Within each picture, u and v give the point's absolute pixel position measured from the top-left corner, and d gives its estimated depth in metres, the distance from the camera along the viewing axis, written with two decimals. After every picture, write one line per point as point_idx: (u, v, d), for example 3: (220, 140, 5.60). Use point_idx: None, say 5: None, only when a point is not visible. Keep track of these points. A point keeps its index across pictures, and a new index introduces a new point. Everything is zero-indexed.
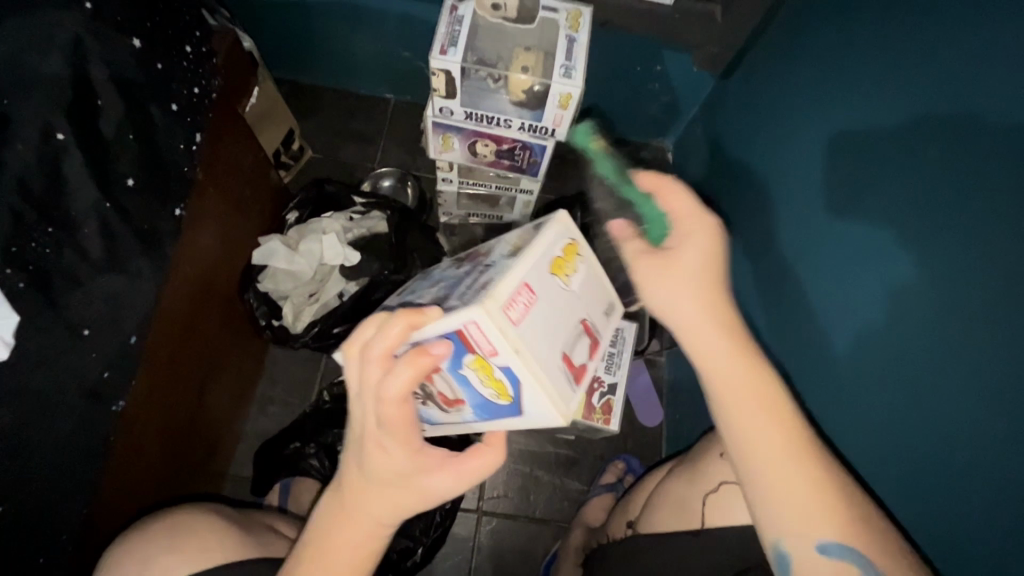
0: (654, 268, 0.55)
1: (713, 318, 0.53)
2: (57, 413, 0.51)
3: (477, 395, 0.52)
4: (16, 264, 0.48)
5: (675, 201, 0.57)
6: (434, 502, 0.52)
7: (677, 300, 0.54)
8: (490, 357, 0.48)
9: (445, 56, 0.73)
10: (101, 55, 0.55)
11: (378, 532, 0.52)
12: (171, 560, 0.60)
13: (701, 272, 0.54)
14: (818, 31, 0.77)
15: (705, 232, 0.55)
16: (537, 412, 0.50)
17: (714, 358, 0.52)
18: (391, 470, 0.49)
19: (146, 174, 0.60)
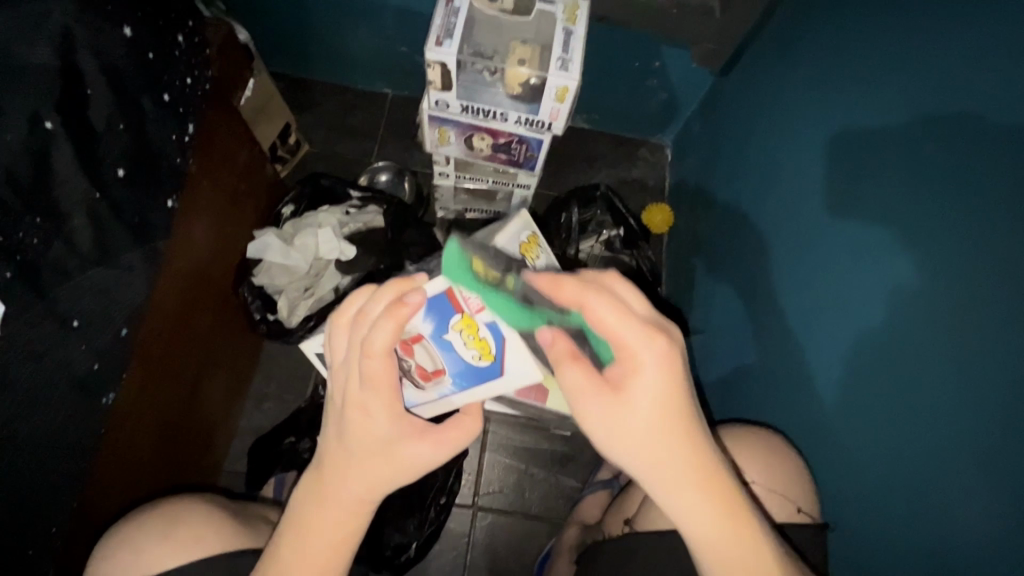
0: (613, 413, 0.47)
1: (686, 463, 0.48)
2: (46, 405, 0.51)
3: (460, 359, 0.60)
4: (4, 256, 0.47)
5: (604, 323, 0.47)
6: (415, 476, 0.53)
7: (633, 441, 0.47)
8: (477, 315, 0.56)
9: (441, 48, 0.72)
10: (91, 44, 0.54)
11: (356, 514, 0.52)
12: (157, 554, 0.59)
13: (657, 410, 0.47)
14: (819, 26, 0.76)
15: (664, 360, 0.47)
16: (516, 367, 0.60)
17: (682, 497, 0.49)
18: (373, 437, 0.50)
19: (137, 166, 0.59)
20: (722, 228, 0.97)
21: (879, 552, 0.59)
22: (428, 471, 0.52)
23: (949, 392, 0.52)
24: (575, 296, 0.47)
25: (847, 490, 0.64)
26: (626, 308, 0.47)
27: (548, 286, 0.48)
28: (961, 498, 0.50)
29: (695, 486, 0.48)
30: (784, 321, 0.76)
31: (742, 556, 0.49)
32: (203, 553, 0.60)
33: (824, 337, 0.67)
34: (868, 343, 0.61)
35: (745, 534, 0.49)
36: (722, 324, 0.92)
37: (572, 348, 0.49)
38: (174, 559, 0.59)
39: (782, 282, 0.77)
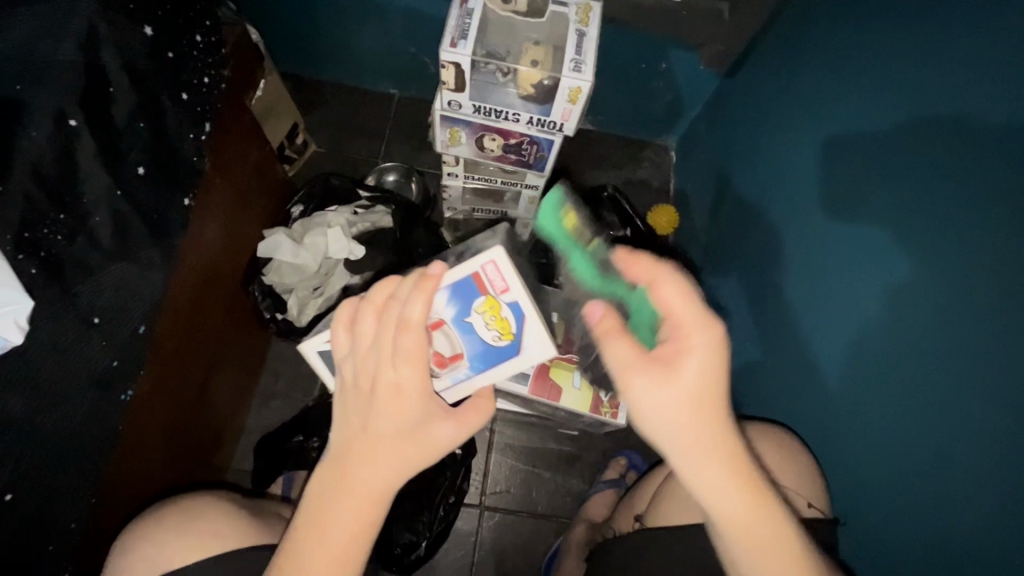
0: (651, 378, 0.49)
1: (715, 441, 0.49)
2: (67, 400, 0.51)
3: (480, 340, 0.59)
4: (28, 251, 0.48)
5: (664, 300, 0.49)
6: (435, 461, 0.53)
7: (660, 412, 0.49)
8: (501, 296, 0.58)
9: (456, 48, 0.73)
10: (114, 42, 0.55)
11: (373, 508, 0.51)
12: (142, 553, 0.59)
13: (699, 390, 0.48)
14: (826, 28, 0.77)
15: (712, 347, 0.48)
16: (535, 343, 0.58)
17: (711, 476, 0.49)
18: (402, 420, 0.51)
19: (155, 163, 0.59)
20: (729, 229, 0.97)
21: (892, 548, 0.60)
22: (449, 452, 0.53)
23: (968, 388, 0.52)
24: (645, 274, 0.50)
25: (857, 487, 0.64)
26: (693, 289, 0.49)
27: (619, 260, 0.52)
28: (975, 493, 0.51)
29: (706, 455, 0.49)
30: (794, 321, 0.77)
31: (746, 510, 0.49)
32: (212, 551, 0.59)
33: (835, 335, 0.68)
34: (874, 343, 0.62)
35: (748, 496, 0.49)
36: (731, 324, 0.93)
37: (619, 324, 0.52)
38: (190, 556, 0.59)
39: (793, 281, 0.78)
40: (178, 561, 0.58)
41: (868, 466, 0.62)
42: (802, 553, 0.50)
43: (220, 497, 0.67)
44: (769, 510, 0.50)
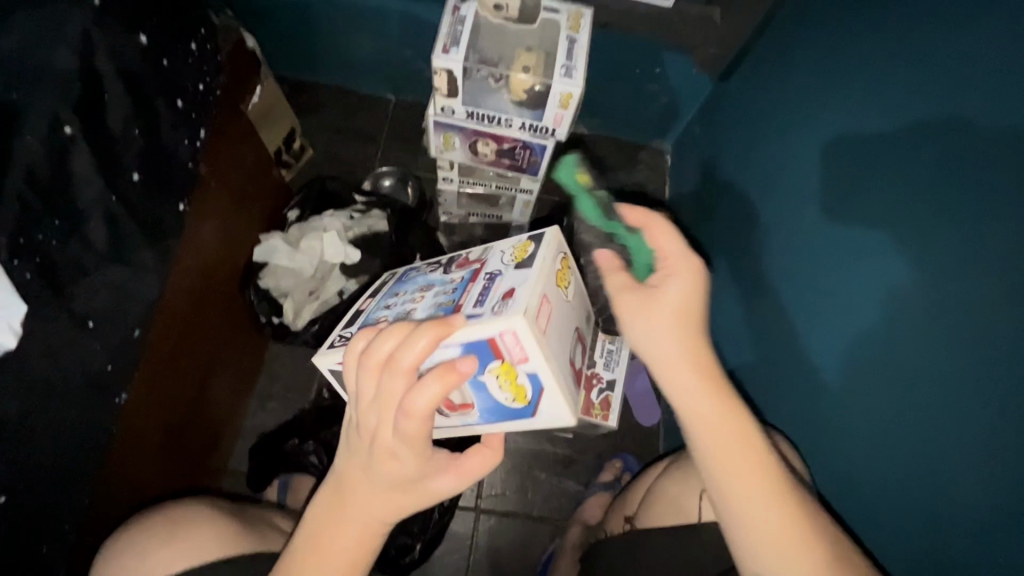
0: (639, 299, 0.56)
1: (698, 364, 0.54)
2: (62, 402, 0.52)
3: (492, 399, 0.58)
4: (24, 255, 0.48)
5: (657, 239, 0.58)
6: (434, 503, 0.54)
7: (652, 333, 0.55)
8: (518, 364, 0.53)
9: (448, 55, 0.74)
10: (109, 50, 0.56)
11: (372, 539, 0.54)
12: (125, 563, 0.59)
13: (685, 315, 0.54)
14: (817, 33, 0.78)
15: (697, 280, 0.55)
16: (549, 413, 0.57)
17: (696, 394, 0.53)
18: (400, 477, 0.50)
19: (150, 169, 0.60)
20: (723, 231, 0.98)
21: (880, 548, 0.60)
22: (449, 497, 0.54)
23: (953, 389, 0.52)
24: (639, 219, 0.59)
25: (847, 488, 0.64)
26: (682, 234, 0.57)
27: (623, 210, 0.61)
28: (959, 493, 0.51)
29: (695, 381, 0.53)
30: (785, 323, 0.78)
31: (733, 434, 0.52)
32: (198, 560, 0.60)
33: (826, 336, 0.69)
34: (861, 345, 0.63)
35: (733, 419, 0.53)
36: (724, 326, 0.94)
37: (619, 264, 0.60)
38: (189, 560, 0.60)
39: (784, 283, 0.79)
40: (177, 566, 0.59)
41: (857, 467, 0.63)
42: (784, 484, 0.51)
43: (206, 506, 0.67)
44: (754, 444, 0.52)
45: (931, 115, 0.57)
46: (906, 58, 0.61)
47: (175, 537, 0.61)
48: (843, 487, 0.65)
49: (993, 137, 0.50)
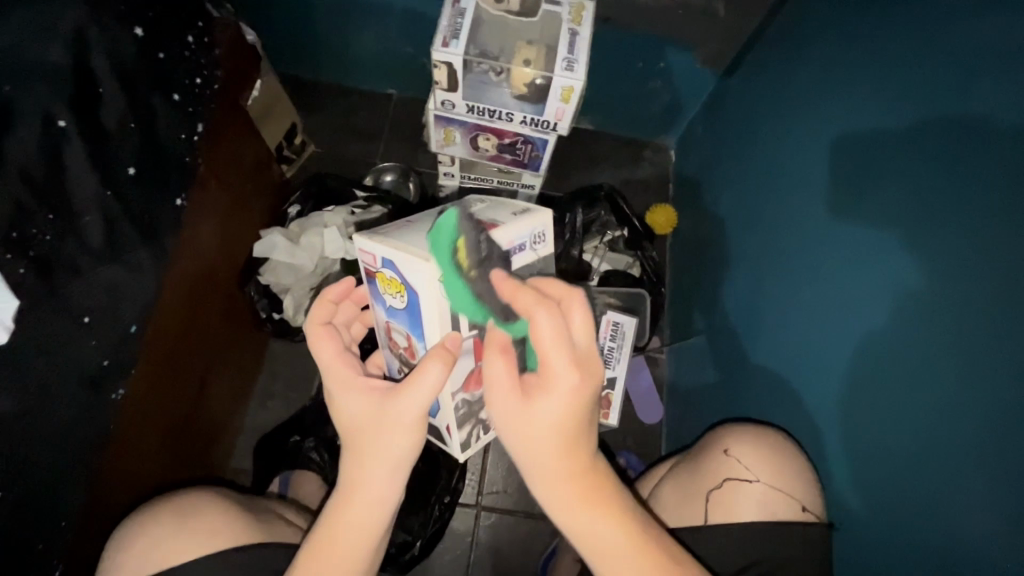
0: (528, 405, 0.49)
1: (529, 453, 0.50)
2: (58, 400, 0.51)
3: (400, 311, 0.58)
4: (17, 251, 0.48)
5: (543, 344, 0.47)
6: (407, 440, 0.52)
7: (511, 431, 0.50)
8: (378, 267, 0.55)
9: (448, 48, 0.73)
10: (104, 44, 0.55)
11: (375, 520, 0.53)
12: (137, 550, 0.59)
13: (557, 431, 0.49)
14: (822, 27, 0.76)
15: (586, 380, 0.48)
16: (422, 284, 0.51)
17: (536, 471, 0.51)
18: (358, 415, 0.53)
19: (148, 164, 0.60)
20: (726, 228, 0.97)
21: (883, 550, 0.59)
22: (410, 422, 0.51)
23: (965, 392, 0.51)
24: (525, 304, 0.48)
25: (851, 487, 0.64)
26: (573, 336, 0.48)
27: (505, 284, 0.50)
28: (965, 495, 0.50)
29: (575, 494, 0.51)
30: (787, 322, 0.77)
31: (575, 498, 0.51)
32: (194, 554, 0.59)
33: (832, 335, 0.68)
34: (869, 344, 0.62)
35: (614, 527, 0.51)
36: (727, 324, 0.93)
37: (504, 342, 0.51)
38: (193, 553, 0.59)
39: (788, 281, 0.77)
40: (183, 558, 0.59)
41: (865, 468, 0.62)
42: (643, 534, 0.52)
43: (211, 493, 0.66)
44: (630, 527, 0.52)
45: (940, 111, 0.56)
46: (915, 54, 0.60)
47: (188, 519, 0.61)
48: (849, 488, 0.64)
49: (1004, 135, 0.49)
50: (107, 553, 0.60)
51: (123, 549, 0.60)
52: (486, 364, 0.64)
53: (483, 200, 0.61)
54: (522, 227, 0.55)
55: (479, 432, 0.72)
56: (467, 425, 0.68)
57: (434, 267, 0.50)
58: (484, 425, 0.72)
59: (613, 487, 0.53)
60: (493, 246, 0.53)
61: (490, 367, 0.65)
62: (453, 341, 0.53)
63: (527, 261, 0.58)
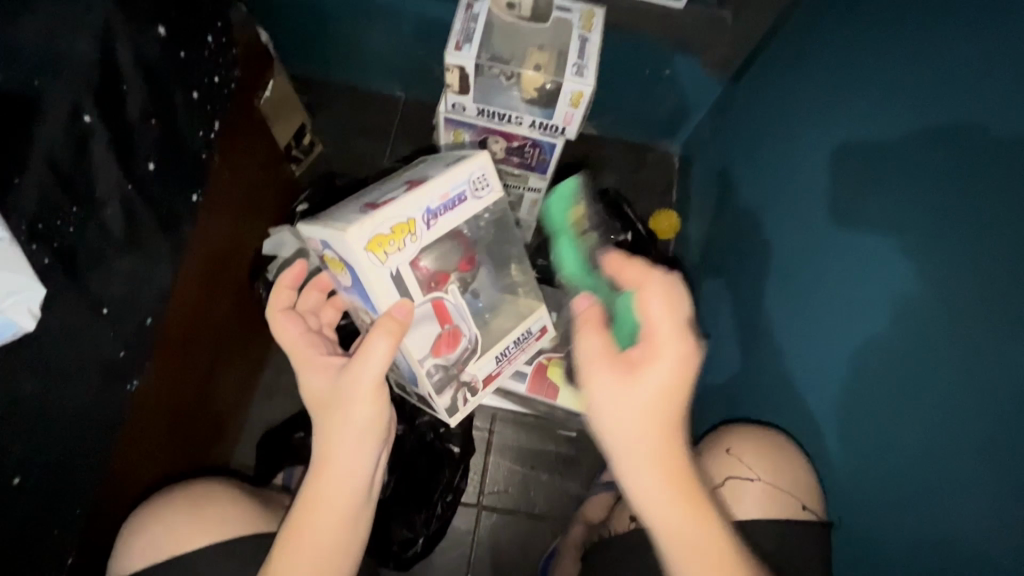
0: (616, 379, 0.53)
1: (631, 431, 0.53)
2: (77, 388, 0.52)
3: (352, 288, 0.61)
4: (43, 241, 0.49)
5: (643, 303, 0.55)
6: (363, 411, 0.54)
7: (605, 409, 0.54)
8: (325, 250, 0.60)
9: (461, 52, 0.74)
10: (129, 41, 0.56)
11: (349, 493, 0.55)
12: (155, 536, 0.61)
13: (651, 402, 0.53)
14: (827, 38, 0.78)
15: (682, 359, 0.53)
16: (348, 253, 0.54)
17: (629, 453, 0.53)
18: (320, 391, 0.58)
19: (166, 159, 0.61)
20: (730, 233, 0.98)
21: (881, 550, 0.60)
22: (360, 392, 0.54)
23: (965, 394, 0.52)
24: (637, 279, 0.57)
25: (851, 488, 0.65)
26: (682, 306, 0.55)
27: (616, 263, 0.59)
28: (962, 494, 0.51)
29: (661, 481, 0.52)
30: (788, 326, 0.78)
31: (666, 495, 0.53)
32: (205, 542, 0.60)
33: (832, 339, 0.69)
34: (869, 347, 0.63)
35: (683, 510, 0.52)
36: (728, 328, 0.94)
37: (600, 318, 0.58)
38: (214, 537, 0.60)
39: (789, 285, 0.79)
40: (204, 542, 0.60)
41: (863, 468, 0.63)
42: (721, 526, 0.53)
43: (227, 485, 0.68)
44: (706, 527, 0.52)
45: (941, 121, 0.57)
46: (917, 64, 0.61)
47: (201, 507, 0.63)
48: (847, 489, 0.65)
49: (1003, 143, 0.51)
50: (123, 538, 0.62)
51: (137, 535, 0.61)
52: (456, 326, 0.64)
53: (416, 171, 0.65)
54: (451, 179, 0.57)
55: (468, 398, 0.68)
56: (449, 391, 0.66)
57: (354, 235, 0.52)
58: (472, 390, 0.68)
59: (706, 498, 0.54)
60: (418, 206, 0.56)
61: (463, 328, 0.65)
62: (401, 311, 0.56)
63: (466, 215, 0.60)
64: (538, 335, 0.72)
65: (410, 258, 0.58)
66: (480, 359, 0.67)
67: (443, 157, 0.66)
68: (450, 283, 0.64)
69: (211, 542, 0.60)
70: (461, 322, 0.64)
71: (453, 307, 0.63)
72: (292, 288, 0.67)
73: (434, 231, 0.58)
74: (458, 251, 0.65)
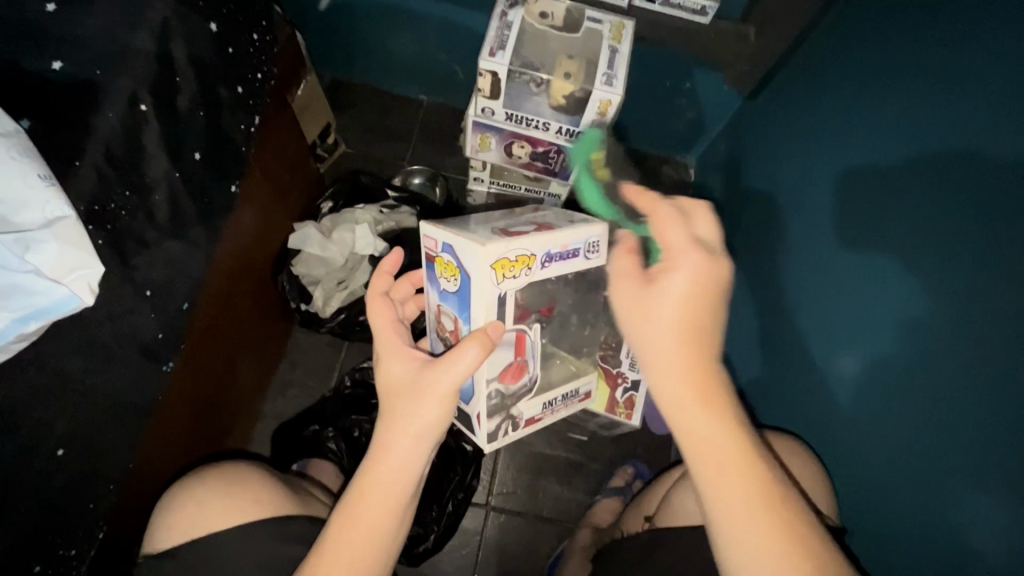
0: (679, 274, 0.49)
1: (682, 344, 0.49)
2: (115, 364, 0.54)
3: (448, 293, 0.63)
4: (97, 223, 0.51)
5: (662, 231, 0.51)
6: (442, 408, 0.56)
7: (655, 318, 0.49)
8: (438, 249, 0.61)
9: (494, 58, 0.78)
10: (183, 36, 0.59)
11: (406, 483, 0.57)
12: (187, 513, 0.63)
13: (677, 311, 0.48)
14: (843, 56, 0.79)
15: (705, 265, 0.49)
16: (472, 262, 0.55)
17: (669, 369, 0.49)
18: (397, 381, 0.59)
19: (209, 150, 0.63)
20: (743, 244, 1.00)
21: (894, 555, 0.62)
22: (442, 391, 0.55)
23: (976, 402, 0.53)
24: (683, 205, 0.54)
25: (868, 496, 0.66)
26: (721, 225, 0.52)
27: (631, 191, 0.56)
28: (974, 504, 0.53)
29: (693, 391, 0.48)
30: (802, 337, 0.79)
31: (712, 422, 0.48)
32: (225, 525, 0.62)
33: (843, 350, 0.70)
34: (879, 359, 0.64)
35: (722, 428, 0.48)
36: (739, 338, 0.95)
37: (631, 246, 0.55)
38: (244, 518, 0.63)
39: (800, 297, 0.80)
40: (236, 521, 0.62)
41: (876, 477, 0.64)
42: (751, 450, 0.48)
43: (257, 466, 0.70)
44: (750, 462, 0.47)
45: (953, 141, 0.59)
46: (929, 84, 0.63)
47: (225, 488, 0.65)
48: (863, 497, 0.66)
49: (1008, 159, 0.53)
50: (158, 511, 0.65)
51: (173, 510, 0.64)
52: (524, 360, 0.67)
53: (541, 211, 0.69)
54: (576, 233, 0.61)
55: (509, 431, 0.69)
56: (498, 418, 0.67)
57: (491, 251, 0.54)
58: (514, 425, 0.70)
59: (735, 406, 0.49)
60: (546, 246, 0.59)
61: (529, 365, 0.68)
62: (495, 330, 0.58)
63: (573, 267, 0.63)
64: (582, 396, 0.76)
65: (518, 288, 0.60)
66: (532, 400, 0.70)
67: (558, 210, 0.69)
68: (531, 321, 0.67)
69: (244, 521, 0.62)
70: (530, 359, 0.68)
71: (531, 343, 0.67)
72: (391, 275, 0.69)
73: (547, 271, 0.61)
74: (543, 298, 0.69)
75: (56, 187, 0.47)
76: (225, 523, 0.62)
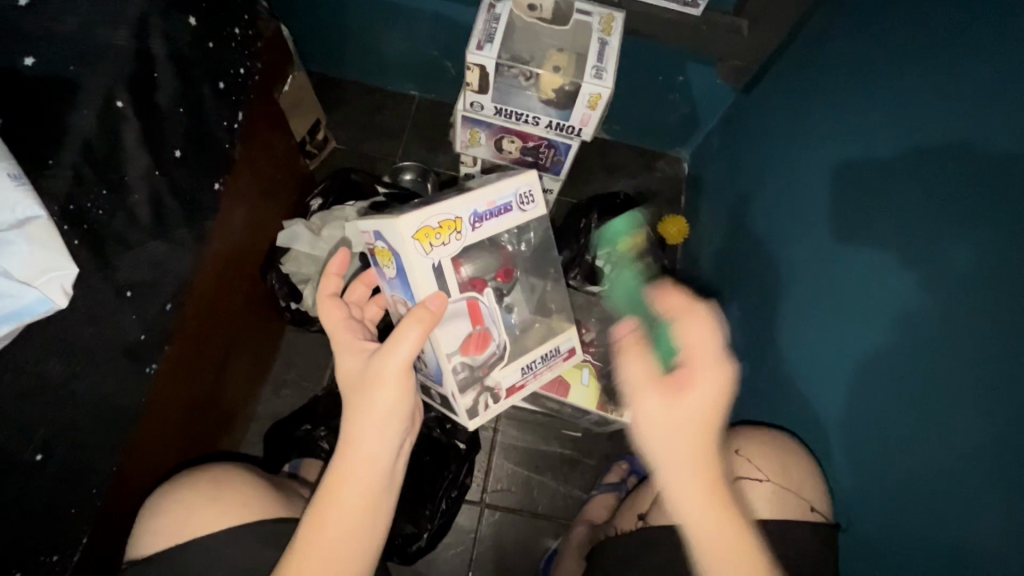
0: (712, 383, 0.53)
1: (701, 452, 0.52)
2: (97, 367, 0.53)
3: (391, 280, 0.66)
4: (74, 223, 0.50)
5: (688, 337, 0.55)
6: (398, 387, 0.57)
7: (669, 422, 0.52)
8: (376, 241, 0.65)
9: (482, 51, 0.75)
10: (161, 30, 0.57)
11: (374, 468, 0.56)
12: (174, 515, 0.63)
13: (701, 413, 0.52)
14: (836, 47, 0.78)
15: (715, 380, 0.53)
16: (394, 237, 0.59)
17: (674, 463, 0.52)
18: (352, 374, 0.60)
19: (192, 148, 0.62)
20: (737, 239, 0.99)
21: (887, 550, 0.61)
22: (392, 370, 0.56)
23: (968, 397, 0.53)
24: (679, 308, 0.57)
25: (860, 491, 0.65)
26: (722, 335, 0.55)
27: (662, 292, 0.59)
28: (966, 498, 0.52)
29: (695, 475, 0.52)
30: (796, 332, 0.79)
31: (715, 517, 0.51)
32: (211, 527, 0.61)
33: (836, 344, 0.70)
34: (873, 353, 0.64)
35: (725, 521, 0.51)
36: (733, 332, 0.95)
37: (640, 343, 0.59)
38: (231, 522, 0.62)
39: (794, 292, 0.80)
40: (224, 524, 0.62)
41: (869, 471, 0.64)
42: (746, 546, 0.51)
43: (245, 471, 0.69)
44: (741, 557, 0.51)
45: (947, 133, 0.58)
46: (923, 76, 0.62)
47: (213, 491, 0.64)
48: (856, 491, 0.66)
49: (1001, 151, 0.52)
50: (145, 518, 0.64)
51: (160, 514, 0.63)
52: (486, 328, 0.66)
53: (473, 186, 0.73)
54: (502, 190, 0.64)
55: (489, 403, 0.68)
56: (472, 392, 0.67)
57: (406, 221, 0.58)
58: (495, 397, 0.69)
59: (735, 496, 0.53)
60: (470, 207, 0.62)
61: (493, 332, 0.66)
62: (435, 303, 0.59)
63: (509, 223, 0.66)
64: (565, 355, 0.74)
65: (453, 254, 0.62)
66: (506, 368, 0.68)
67: (492, 177, 0.73)
68: (485, 287, 0.66)
69: (230, 523, 0.62)
70: (492, 325, 0.66)
71: (486, 309, 0.66)
72: (340, 276, 0.70)
73: (478, 232, 0.63)
74: (497, 262, 0.69)
75: (27, 187, 0.46)
76: (212, 526, 0.62)
